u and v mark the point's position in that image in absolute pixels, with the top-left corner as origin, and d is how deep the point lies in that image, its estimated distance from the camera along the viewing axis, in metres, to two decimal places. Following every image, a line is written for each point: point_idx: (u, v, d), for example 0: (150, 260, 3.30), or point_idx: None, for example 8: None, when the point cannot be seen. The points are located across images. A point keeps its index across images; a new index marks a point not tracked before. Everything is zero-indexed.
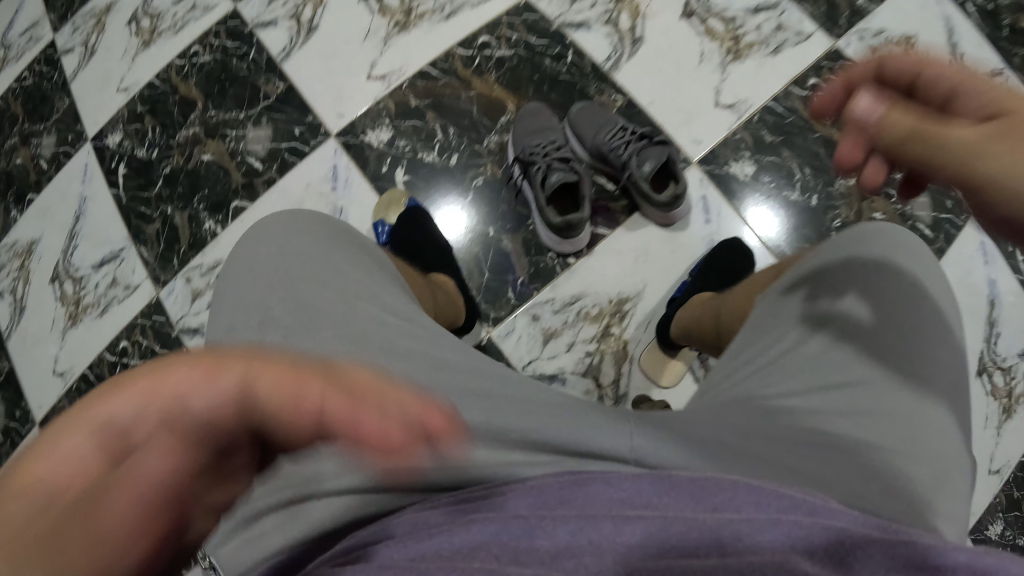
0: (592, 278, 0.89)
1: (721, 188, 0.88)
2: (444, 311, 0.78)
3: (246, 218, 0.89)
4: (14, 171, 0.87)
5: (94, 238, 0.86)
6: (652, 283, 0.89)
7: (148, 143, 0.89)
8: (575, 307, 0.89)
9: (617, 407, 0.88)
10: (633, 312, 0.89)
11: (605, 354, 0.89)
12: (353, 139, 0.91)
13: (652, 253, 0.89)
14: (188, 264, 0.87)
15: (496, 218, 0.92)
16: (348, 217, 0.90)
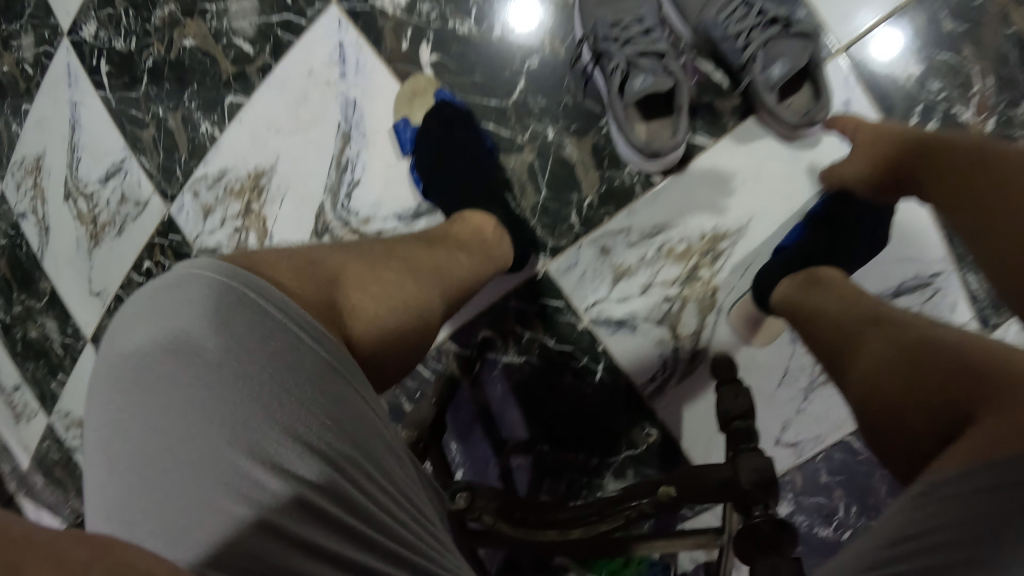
0: (680, 205, 0.72)
1: (874, 92, 0.66)
2: (480, 273, 0.64)
3: (245, 116, 0.75)
4: (6, 82, 0.81)
5: (94, 149, 0.78)
6: (761, 216, 0.70)
7: (125, 32, 0.76)
8: (654, 241, 0.73)
9: (695, 363, 0.74)
10: (730, 252, 0.71)
11: (687, 300, 0.73)
12: (361, 5, 0.74)
13: (764, 175, 0.70)
14: (192, 175, 0.76)
15: (553, 114, 0.74)
16: (364, 110, 0.75)
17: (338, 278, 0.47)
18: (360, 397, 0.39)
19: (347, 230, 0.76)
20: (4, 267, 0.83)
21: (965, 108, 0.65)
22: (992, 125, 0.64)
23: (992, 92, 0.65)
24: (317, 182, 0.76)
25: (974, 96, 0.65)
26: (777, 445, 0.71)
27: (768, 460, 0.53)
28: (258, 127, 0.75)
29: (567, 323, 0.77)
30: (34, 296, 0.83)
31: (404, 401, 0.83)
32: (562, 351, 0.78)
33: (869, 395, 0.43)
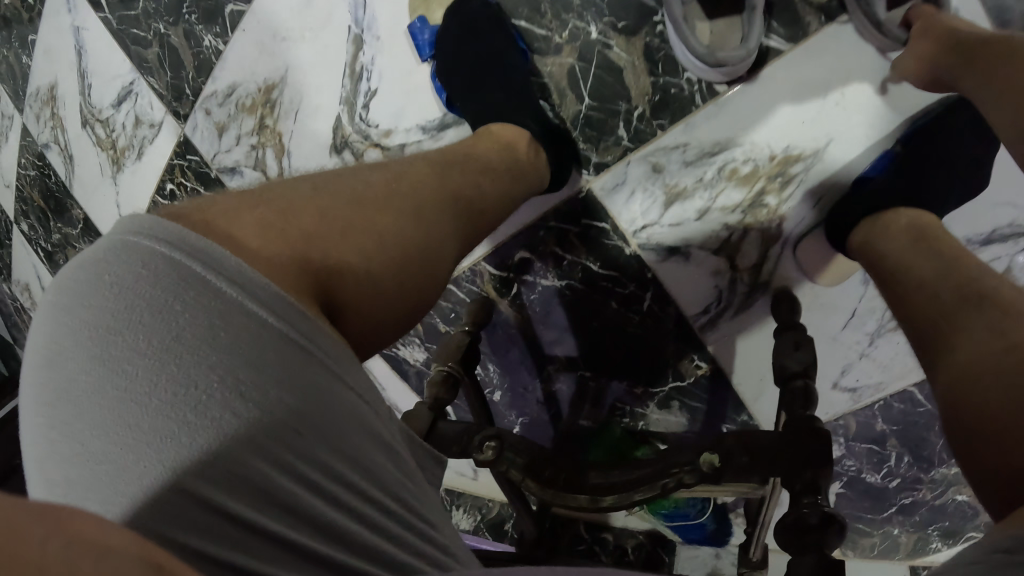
0: (750, 119, 0.61)
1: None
2: (510, 194, 0.55)
3: (249, 25, 0.68)
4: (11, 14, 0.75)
5: (102, 73, 0.73)
6: (845, 136, 0.59)
7: None
8: (715, 161, 0.63)
9: (754, 298, 0.66)
10: (803, 178, 0.61)
11: (750, 229, 0.64)
12: None
13: (850, 84, 0.58)
14: (202, 93, 0.71)
15: (595, 9, 0.63)
16: (374, 11, 0.66)
17: (319, 231, 0.37)
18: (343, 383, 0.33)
19: (366, 144, 0.68)
20: (37, 197, 0.81)
21: None
22: None
23: None
24: (333, 99, 0.69)
25: None
26: (834, 389, 0.65)
27: (820, 432, 0.48)
28: (268, 42, 0.68)
29: (613, 247, 0.69)
30: (69, 224, 0.81)
31: (439, 323, 0.79)
32: (608, 278, 0.70)
33: (954, 384, 0.36)
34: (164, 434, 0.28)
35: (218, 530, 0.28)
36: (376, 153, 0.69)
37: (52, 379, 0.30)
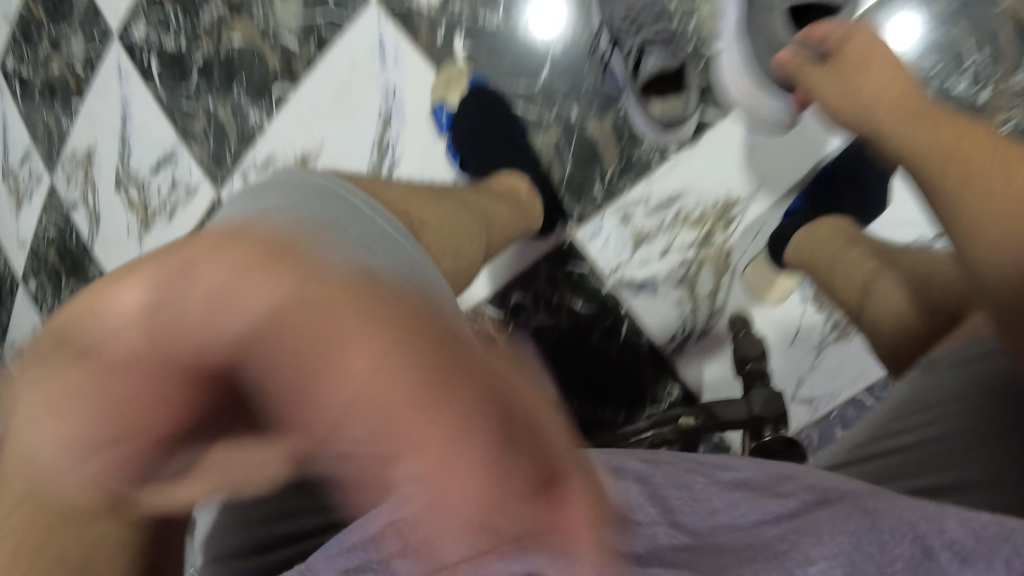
0: (695, 174, 0.78)
1: None
2: (518, 226, 0.70)
3: (292, 107, 0.79)
4: (57, 82, 0.80)
5: (146, 140, 0.80)
6: (769, 185, 0.77)
7: (174, 31, 0.77)
8: (672, 209, 0.79)
9: (712, 321, 0.82)
10: (742, 218, 0.78)
11: (704, 262, 0.80)
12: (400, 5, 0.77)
13: (772, 146, 0.76)
14: (242, 161, 0.79)
15: (578, 96, 0.78)
16: (403, 98, 0.78)
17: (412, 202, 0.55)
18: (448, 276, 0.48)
19: None
20: (52, 256, 0.85)
21: (958, 80, 0.68)
22: (983, 97, 0.68)
23: (983, 66, 0.68)
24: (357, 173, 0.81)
25: (966, 68, 0.68)
26: (794, 401, 0.79)
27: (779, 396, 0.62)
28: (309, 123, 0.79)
29: (594, 287, 0.83)
30: (83, 282, 0.85)
31: None
32: (590, 313, 0.83)
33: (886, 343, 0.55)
34: None
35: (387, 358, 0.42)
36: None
37: None
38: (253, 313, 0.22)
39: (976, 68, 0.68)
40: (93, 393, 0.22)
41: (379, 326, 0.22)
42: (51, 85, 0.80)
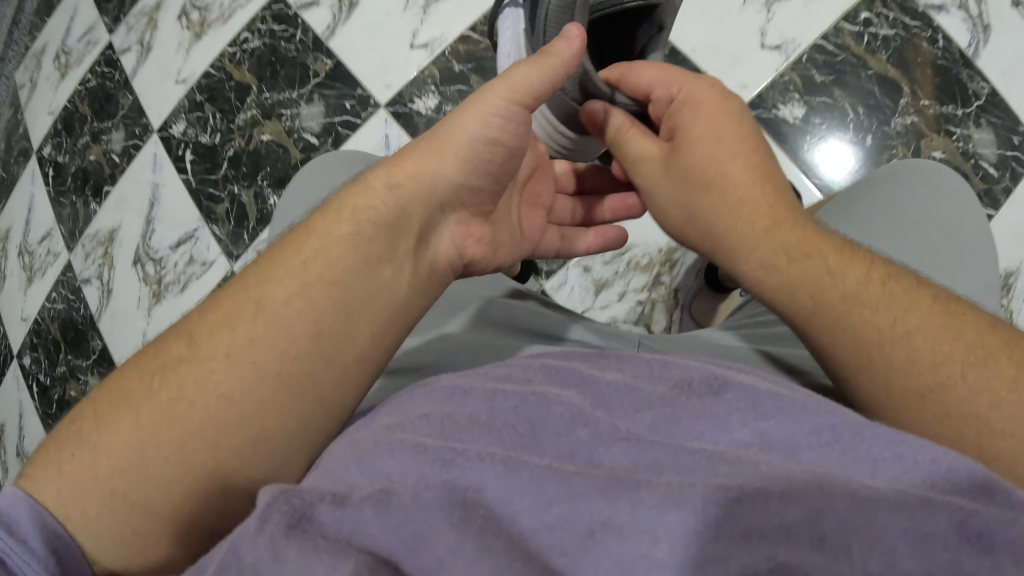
0: (640, 229, 0.95)
1: (769, 133, 0.80)
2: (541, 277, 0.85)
3: None
4: (89, 168, 0.91)
5: (170, 221, 0.89)
6: None
7: (210, 129, 0.90)
8: (624, 258, 0.95)
9: None
10: (683, 260, 0.94)
11: (655, 303, 0.94)
12: (402, 108, 0.89)
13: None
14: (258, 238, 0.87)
15: None
16: None
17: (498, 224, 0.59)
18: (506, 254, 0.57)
19: None
20: (54, 329, 0.89)
21: (846, 133, 0.79)
22: (870, 141, 0.78)
23: (864, 119, 0.79)
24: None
25: (851, 123, 0.79)
26: None
27: None
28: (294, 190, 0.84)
29: None
30: (82, 355, 0.88)
31: None
32: None
33: None
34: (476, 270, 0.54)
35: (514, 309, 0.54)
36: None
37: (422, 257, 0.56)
38: (187, 382, 0.39)
39: (858, 122, 0.78)
40: (125, 462, 0.37)
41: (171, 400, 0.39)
42: (86, 171, 0.91)
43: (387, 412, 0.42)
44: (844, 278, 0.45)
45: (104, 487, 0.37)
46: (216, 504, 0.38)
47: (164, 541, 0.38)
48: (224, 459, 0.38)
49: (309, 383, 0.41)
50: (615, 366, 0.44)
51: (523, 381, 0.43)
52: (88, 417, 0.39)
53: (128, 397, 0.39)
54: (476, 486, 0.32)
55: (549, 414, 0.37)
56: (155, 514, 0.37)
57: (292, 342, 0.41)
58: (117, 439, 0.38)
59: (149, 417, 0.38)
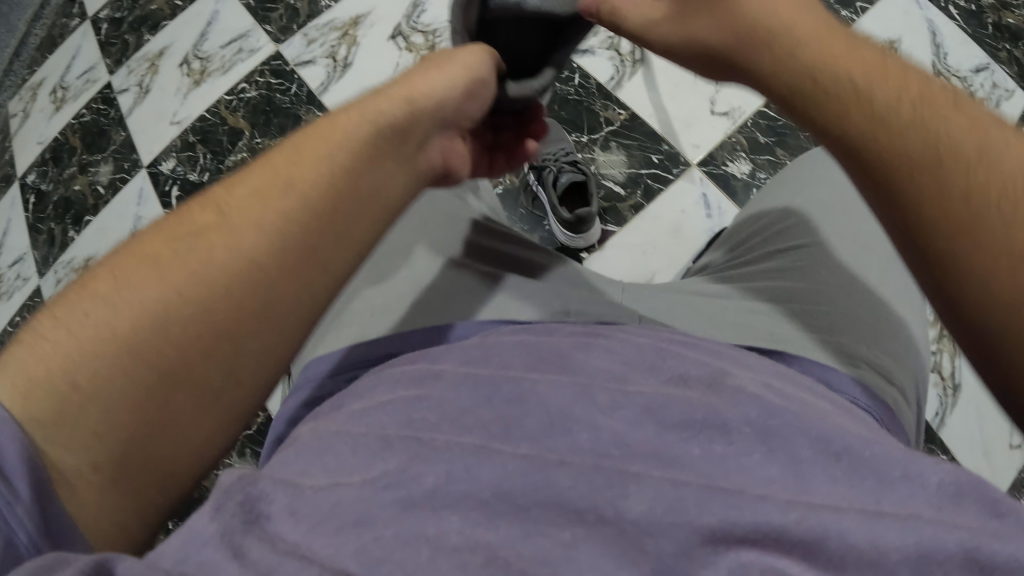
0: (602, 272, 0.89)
1: (720, 187, 0.91)
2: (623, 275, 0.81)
3: None
4: (73, 198, 0.93)
5: None
6: (661, 273, 0.88)
7: (200, 168, 0.93)
8: None
9: None
10: None
11: None
12: None
13: (656, 245, 0.89)
14: None
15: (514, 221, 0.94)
16: None
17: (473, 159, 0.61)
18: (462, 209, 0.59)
19: None
20: None
21: None
22: None
23: None
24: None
25: None
26: None
27: None
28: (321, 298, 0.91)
29: None
30: None
31: None
32: None
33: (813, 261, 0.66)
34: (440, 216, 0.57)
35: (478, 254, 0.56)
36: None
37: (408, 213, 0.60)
38: (201, 248, 0.39)
39: None
40: (135, 324, 0.35)
41: (184, 264, 0.38)
42: (70, 200, 0.93)
43: (350, 399, 0.41)
44: (877, 93, 0.38)
45: (121, 346, 0.35)
46: (234, 370, 0.38)
47: (173, 418, 0.36)
48: (245, 322, 0.38)
49: (320, 256, 0.41)
50: (600, 353, 0.40)
51: (504, 365, 0.39)
52: (104, 279, 0.37)
53: (149, 260, 0.38)
54: (446, 485, 0.31)
55: (526, 411, 0.35)
56: (172, 380, 0.36)
57: (308, 212, 0.41)
58: (129, 300, 0.36)
59: (175, 277, 0.37)
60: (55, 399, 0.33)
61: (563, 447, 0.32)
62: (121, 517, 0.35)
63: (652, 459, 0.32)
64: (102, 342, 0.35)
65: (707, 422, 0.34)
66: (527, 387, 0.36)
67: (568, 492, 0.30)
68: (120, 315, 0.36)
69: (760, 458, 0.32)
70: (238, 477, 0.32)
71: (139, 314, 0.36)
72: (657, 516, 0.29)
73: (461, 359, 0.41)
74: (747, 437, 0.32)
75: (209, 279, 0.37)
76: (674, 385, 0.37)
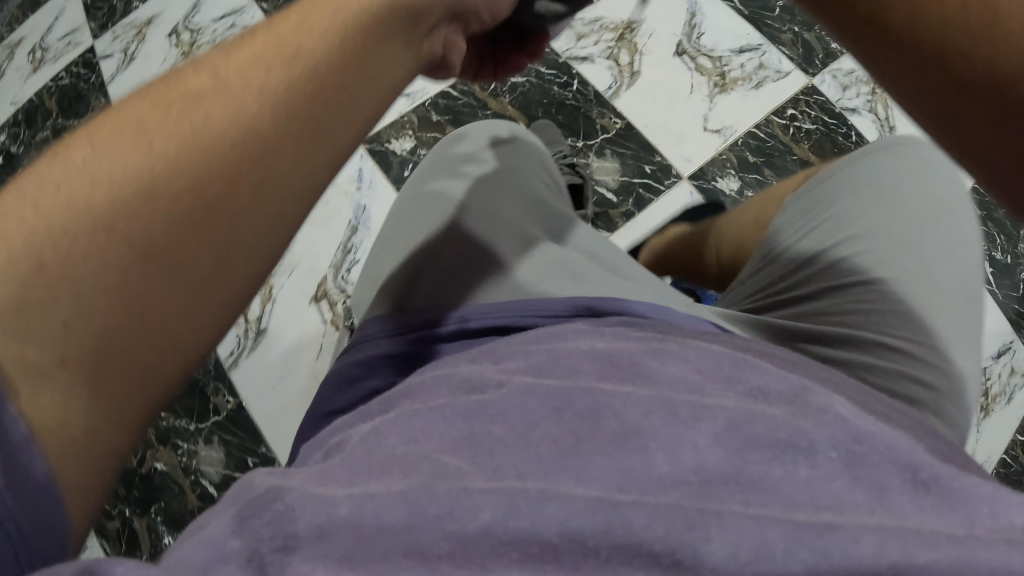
0: None
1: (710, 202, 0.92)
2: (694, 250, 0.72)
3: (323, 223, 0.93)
4: None
5: None
6: None
7: None
8: None
9: None
10: None
11: None
12: (378, 146, 0.95)
13: None
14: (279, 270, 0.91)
15: None
16: (370, 213, 0.93)
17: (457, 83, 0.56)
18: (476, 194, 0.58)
19: (343, 296, 0.90)
20: None
21: None
22: None
23: None
24: (269, 353, 0.88)
25: None
26: None
27: None
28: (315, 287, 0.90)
29: None
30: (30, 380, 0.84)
31: None
32: None
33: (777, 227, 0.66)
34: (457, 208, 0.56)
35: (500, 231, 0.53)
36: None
37: (418, 208, 0.59)
38: (197, 110, 0.32)
39: None
40: (119, 187, 0.29)
41: (177, 124, 0.32)
42: None
43: (404, 399, 0.38)
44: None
45: (100, 211, 0.29)
46: (234, 249, 0.32)
47: (162, 302, 0.30)
48: (239, 197, 0.32)
49: (321, 130, 0.35)
50: (673, 360, 0.36)
51: (571, 373, 0.35)
52: (77, 142, 0.31)
53: (130, 121, 0.32)
54: (502, 521, 0.26)
55: (601, 426, 0.31)
56: (159, 261, 0.30)
57: (317, 73, 0.36)
58: (114, 161, 0.30)
59: (167, 139, 0.31)
60: (18, 278, 0.27)
61: (639, 474, 0.28)
62: (93, 434, 0.28)
63: (731, 487, 0.28)
64: (78, 205, 0.29)
65: (792, 442, 0.30)
66: (602, 403, 0.32)
67: (645, 534, 0.26)
68: (102, 177, 0.29)
69: (846, 485, 0.28)
70: (266, 488, 0.28)
71: (124, 173, 0.30)
72: (743, 566, 0.25)
73: (523, 365, 0.38)
74: (835, 462, 0.29)
75: (207, 139, 0.32)
76: (753, 401, 0.33)
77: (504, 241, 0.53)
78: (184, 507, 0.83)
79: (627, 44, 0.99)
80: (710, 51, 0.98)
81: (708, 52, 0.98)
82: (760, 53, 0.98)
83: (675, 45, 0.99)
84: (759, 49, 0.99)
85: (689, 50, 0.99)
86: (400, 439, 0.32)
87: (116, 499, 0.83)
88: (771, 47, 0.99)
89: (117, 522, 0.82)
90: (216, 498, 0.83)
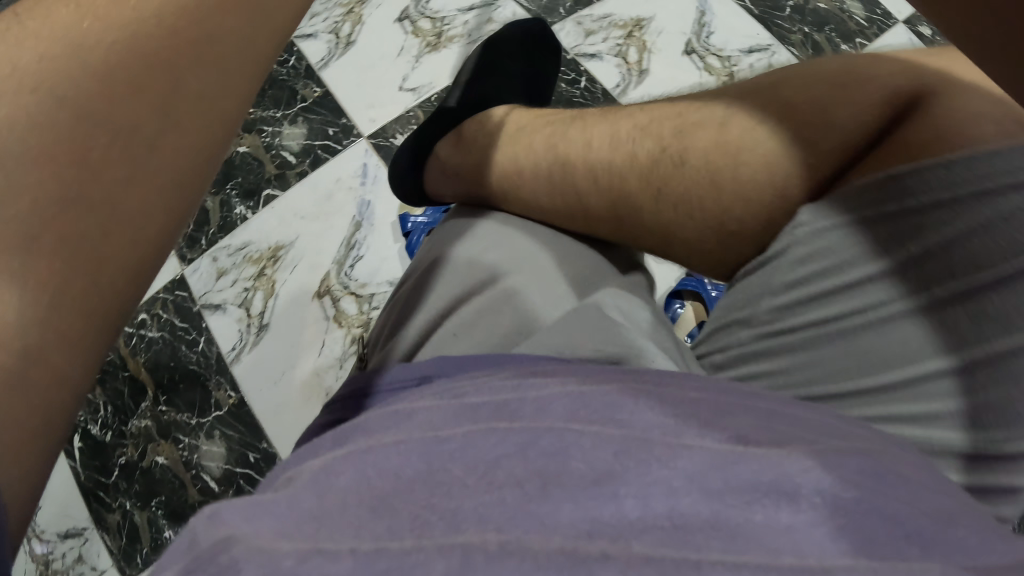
0: None
1: None
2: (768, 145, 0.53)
3: (337, 226, 0.91)
4: None
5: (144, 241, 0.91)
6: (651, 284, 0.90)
7: None
8: None
9: None
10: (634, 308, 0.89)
11: None
12: (384, 142, 0.94)
13: (650, 254, 0.91)
14: (293, 281, 0.89)
15: None
16: (374, 210, 0.92)
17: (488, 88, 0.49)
18: (517, 234, 0.55)
19: (346, 292, 0.89)
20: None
21: None
22: None
23: None
24: (267, 350, 0.87)
25: None
26: None
27: None
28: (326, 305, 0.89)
29: None
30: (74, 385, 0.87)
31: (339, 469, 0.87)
32: None
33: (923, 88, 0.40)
34: (494, 246, 0.54)
35: (539, 272, 0.51)
36: (353, 301, 0.89)
37: (457, 232, 0.57)
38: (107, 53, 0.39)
39: None
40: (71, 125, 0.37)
41: (94, 70, 0.38)
42: None
43: (359, 433, 0.34)
44: None
45: (51, 154, 0.37)
46: (171, 179, 0.40)
47: (93, 213, 0.37)
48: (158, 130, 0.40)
49: (207, 64, 0.41)
50: (650, 405, 0.33)
51: (543, 415, 0.32)
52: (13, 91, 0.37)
53: (56, 72, 0.38)
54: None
55: (568, 468, 0.28)
56: (89, 186, 0.37)
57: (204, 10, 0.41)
58: (63, 108, 0.37)
59: (90, 82, 0.38)
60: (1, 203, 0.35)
61: (610, 521, 0.26)
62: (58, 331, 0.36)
63: (707, 534, 0.25)
64: (40, 145, 0.37)
65: (773, 489, 0.27)
66: (567, 441, 0.29)
67: None
68: (50, 123, 0.37)
69: (826, 533, 0.26)
70: (215, 540, 0.25)
71: (70, 115, 0.37)
72: None
73: (493, 402, 0.34)
74: (818, 507, 0.27)
75: (127, 84, 0.39)
76: (728, 449, 0.30)
77: (527, 285, 0.49)
78: (183, 500, 0.84)
79: (636, 41, 0.98)
80: (720, 51, 0.97)
81: (717, 51, 0.97)
82: (769, 54, 0.97)
83: (685, 44, 0.99)
84: (769, 49, 0.98)
85: (698, 49, 0.98)
86: (358, 476, 0.29)
87: (116, 492, 0.83)
88: (780, 47, 0.98)
89: (118, 515, 0.83)
90: (216, 492, 0.83)
